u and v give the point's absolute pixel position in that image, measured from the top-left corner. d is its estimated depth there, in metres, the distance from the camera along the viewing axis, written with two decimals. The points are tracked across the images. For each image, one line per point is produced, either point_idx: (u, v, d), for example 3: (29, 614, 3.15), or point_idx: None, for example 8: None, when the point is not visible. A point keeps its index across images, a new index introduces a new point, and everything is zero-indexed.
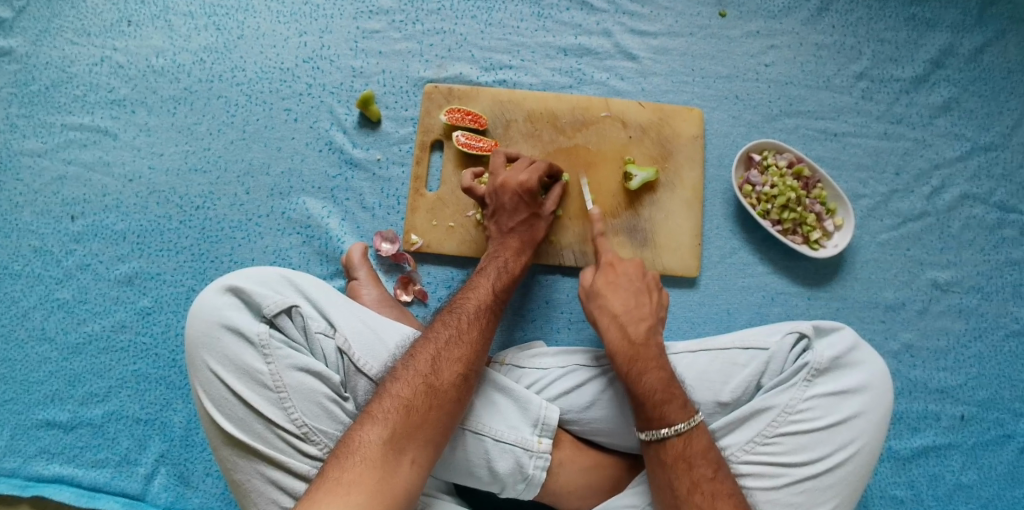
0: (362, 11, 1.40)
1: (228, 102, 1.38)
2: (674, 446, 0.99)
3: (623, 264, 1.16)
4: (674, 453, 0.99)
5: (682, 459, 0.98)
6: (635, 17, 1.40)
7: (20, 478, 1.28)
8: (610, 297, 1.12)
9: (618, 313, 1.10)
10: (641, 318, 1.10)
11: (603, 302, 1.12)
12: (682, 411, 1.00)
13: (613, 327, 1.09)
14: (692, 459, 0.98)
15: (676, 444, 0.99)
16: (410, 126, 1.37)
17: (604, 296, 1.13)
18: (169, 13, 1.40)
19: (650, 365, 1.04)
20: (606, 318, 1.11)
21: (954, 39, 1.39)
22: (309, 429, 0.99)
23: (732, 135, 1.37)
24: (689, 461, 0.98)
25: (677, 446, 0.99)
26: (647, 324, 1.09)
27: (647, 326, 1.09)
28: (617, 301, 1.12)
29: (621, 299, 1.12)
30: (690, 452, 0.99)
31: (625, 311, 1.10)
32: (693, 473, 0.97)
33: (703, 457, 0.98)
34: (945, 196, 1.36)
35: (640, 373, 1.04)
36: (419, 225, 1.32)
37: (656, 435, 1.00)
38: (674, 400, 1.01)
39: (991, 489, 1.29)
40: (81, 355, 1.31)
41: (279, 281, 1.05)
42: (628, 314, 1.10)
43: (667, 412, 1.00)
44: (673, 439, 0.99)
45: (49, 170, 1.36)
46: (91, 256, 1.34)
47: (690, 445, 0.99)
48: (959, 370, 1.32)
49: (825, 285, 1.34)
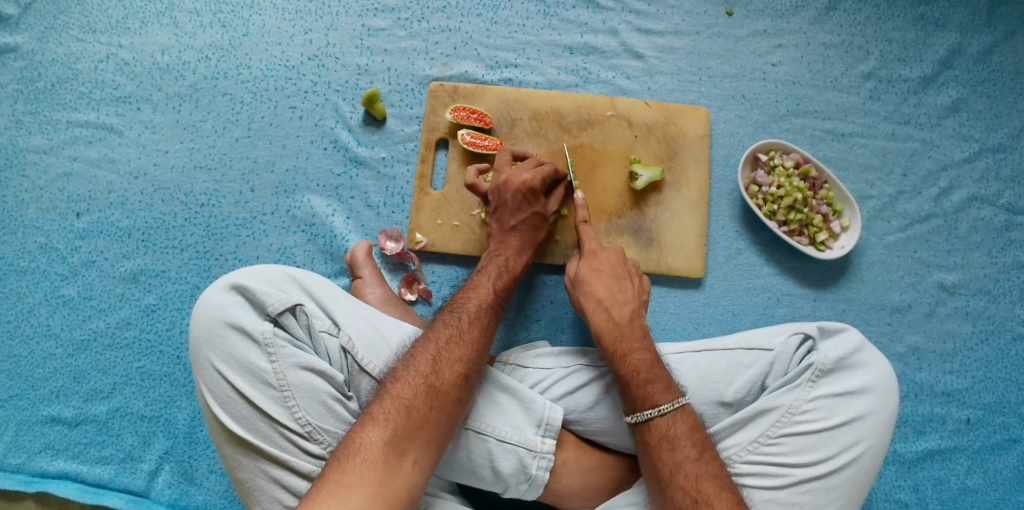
0: (368, 9, 1.39)
1: (233, 99, 1.38)
2: (657, 427, 0.99)
3: (605, 253, 1.19)
4: (658, 435, 0.99)
5: (666, 440, 0.98)
6: (641, 15, 1.39)
7: (25, 473, 1.28)
8: (595, 284, 1.15)
9: (603, 298, 1.14)
10: (624, 302, 1.13)
11: (588, 289, 1.15)
12: (667, 392, 1.01)
13: (599, 311, 1.12)
14: (675, 440, 0.98)
15: (659, 425, 0.99)
16: (415, 124, 1.36)
17: (589, 283, 1.16)
18: (175, 10, 1.40)
19: (634, 346, 1.07)
20: (591, 303, 1.14)
21: (962, 40, 1.37)
22: (313, 428, 0.99)
23: (738, 135, 1.36)
24: (672, 442, 0.98)
25: (660, 427, 0.99)
26: (630, 308, 1.12)
27: (630, 310, 1.12)
28: (602, 287, 1.15)
29: (606, 285, 1.15)
30: (673, 433, 0.98)
31: (609, 297, 1.14)
32: (675, 454, 0.97)
33: (687, 438, 0.98)
34: (953, 197, 1.35)
35: (625, 354, 1.06)
36: (424, 224, 1.32)
37: (641, 417, 1.00)
38: (657, 381, 1.02)
39: (996, 492, 1.28)
40: (86, 352, 1.32)
41: (283, 279, 1.05)
42: (612, 299, 1.13)
43: (650, 392, 1.01)
44: (656, 421, 0.99)
45: (54, 166, 1.36)
46: (96, 253, 1.34)
47: (674, 427, 0.99)
48: (965, 373, 1.32)
49: (830, 286, 1.33)
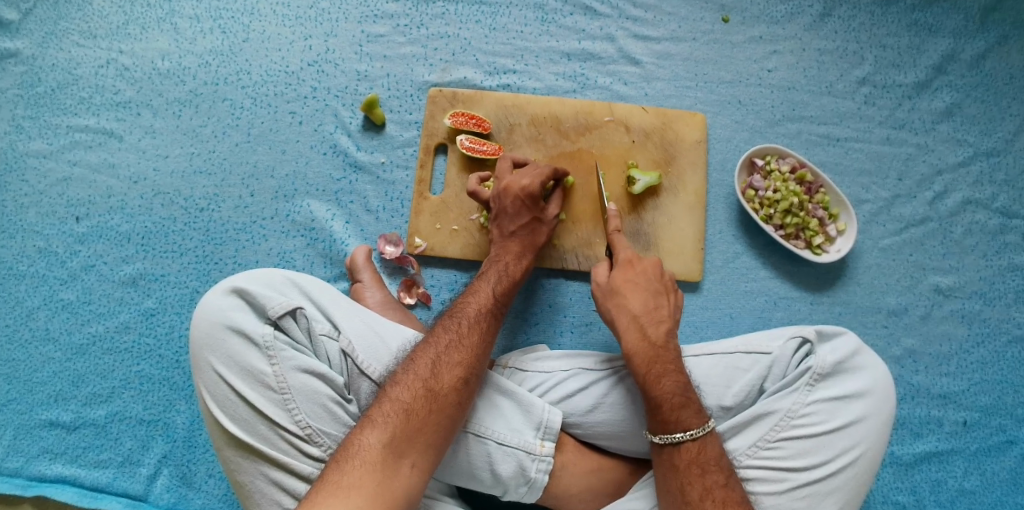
0: (367, 15, 1.40)
1: (233, 104, 1.39)
2: (688, 451, 0.99)
3: (641, 263, 1.14)
4: (688, 458, 0.99)
5: (696, 464, 0.98)
6: (638, 22, 1.40)
7: (23, 477, 1.28)
8: (630, 298, 1.11)
9: (637, 314, 1.10)
10: (660, 321, 1.09)
11: (622, 302, 1.11)
12: (697, 416, 1.00)
13: (632, 328, 1.08)
14: (705, 465, 0.98)
15: (690, 449, 0.99)
16: (414, 130, 1.37)
17: (623, 295, 1.11)
18: (175, 16, 1.41)
19: (669, 368, 1.04)
20: (624, 318, 1.10)
21: (956, 45, 1.39)
22: (313, 431, 1.00)
23: (734, 140, 1.37)
24: (702, 467, 0.98)
25: (691, 451, 0.99)
26: (666, 327, 1.09)
27: (666, 329, 1.09)
28: (637, 302, 1.11)
29: (641, 300, 1.11)
30: (703, 457, 0.99)
31: (645, 313, 1.10)
32: (706, 479, 0.97)
33: (716, 463, 0.98)
34: (947, 201, 1.36)
35: (660, 376, 1.03)
36: (423, 228, 1.33)
37: (671, 439, 1.00)
38: (690, 405, 1.01)
39: (994, 494, 1.29)
40: (85, 355, 1.32)
41: (284, 283, 1.06)
42: (648, 316, 1.09)
43: (684, 416, 1.00)
44: (687, 444, 0.99)
45: (54, 171, 1.37)
46: (95, 257, 1.35)
47: (704, 451, 0.99)
48: (961, 375, 1.33)
49: (827, 290, 1.34)
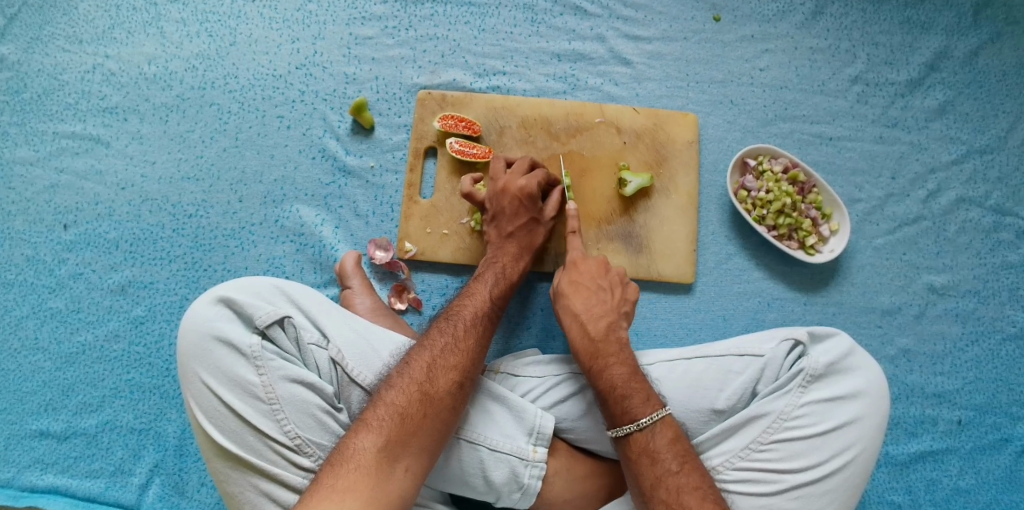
0: (355, 17, 1.39)
1: (220, 109, 1.37)
2: (637, 442, 0.99)
3: (585, 262, 1.17)
4: (638, 449, 0.98)
5: (646, 454, 0.98)
6: (628, 21, 1.39)
7: (14, 488, 1.27)
8: (573, 298, 1.14)
9: (579, 313, 1.12)
10: (601, 316, 1.11)
11: (565, 302, 1.14)
12: (645, 404, 1.00)
13: (574, 325, 1.11)
14: (655, 454, 0.97)
15: (638, 439, 0.99)
16: (403, 133, 1.36)
17: (566, 296, 1.14)
18: (161, 20, 1.39)
19: (610, 361, 1.06)
20: (568, 317, 1.13)
21: (948, 42, 1.38)
22: (302, 441, 0.99)
23: (727, 140, 1.36)
24: (652, 456, 0.97)
25: (640, 441, 0.99)
26: (607, 322, 1.11)
27: (606, 323, 1.10)
28: (579, 301, 1.13)
29: (583, 298, 1.13)
30: (653, 447, 0.98)
31: (585, 311, 1.12)
32: (656, 468, 0.96)
33: (667, 451, 0.97)
34: (941, 200, 1.35)
35: (601, 369, 1.05)
36: (413, 232, 1.32)
37: (620, 432, 1.00)
38: (636, 395, 1.01)
39: (989, 493, 1.28)
40: (74, 365, 1.31)
41: (272, 292, 1.04)
42: (588, 313, 1.12)
43: (629, 406, 1.00)
44: (636, 434, 0.99)
45: (40, 179, 1.35)
46: (84, 266, 1.33)
47: (653, 440, 0.98)
48: (955, 374, 1.32)
49: (821, 290, 1.33)
